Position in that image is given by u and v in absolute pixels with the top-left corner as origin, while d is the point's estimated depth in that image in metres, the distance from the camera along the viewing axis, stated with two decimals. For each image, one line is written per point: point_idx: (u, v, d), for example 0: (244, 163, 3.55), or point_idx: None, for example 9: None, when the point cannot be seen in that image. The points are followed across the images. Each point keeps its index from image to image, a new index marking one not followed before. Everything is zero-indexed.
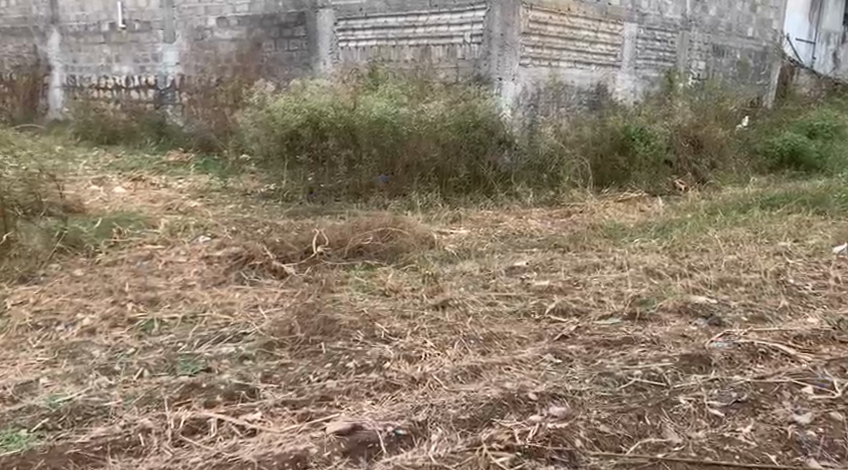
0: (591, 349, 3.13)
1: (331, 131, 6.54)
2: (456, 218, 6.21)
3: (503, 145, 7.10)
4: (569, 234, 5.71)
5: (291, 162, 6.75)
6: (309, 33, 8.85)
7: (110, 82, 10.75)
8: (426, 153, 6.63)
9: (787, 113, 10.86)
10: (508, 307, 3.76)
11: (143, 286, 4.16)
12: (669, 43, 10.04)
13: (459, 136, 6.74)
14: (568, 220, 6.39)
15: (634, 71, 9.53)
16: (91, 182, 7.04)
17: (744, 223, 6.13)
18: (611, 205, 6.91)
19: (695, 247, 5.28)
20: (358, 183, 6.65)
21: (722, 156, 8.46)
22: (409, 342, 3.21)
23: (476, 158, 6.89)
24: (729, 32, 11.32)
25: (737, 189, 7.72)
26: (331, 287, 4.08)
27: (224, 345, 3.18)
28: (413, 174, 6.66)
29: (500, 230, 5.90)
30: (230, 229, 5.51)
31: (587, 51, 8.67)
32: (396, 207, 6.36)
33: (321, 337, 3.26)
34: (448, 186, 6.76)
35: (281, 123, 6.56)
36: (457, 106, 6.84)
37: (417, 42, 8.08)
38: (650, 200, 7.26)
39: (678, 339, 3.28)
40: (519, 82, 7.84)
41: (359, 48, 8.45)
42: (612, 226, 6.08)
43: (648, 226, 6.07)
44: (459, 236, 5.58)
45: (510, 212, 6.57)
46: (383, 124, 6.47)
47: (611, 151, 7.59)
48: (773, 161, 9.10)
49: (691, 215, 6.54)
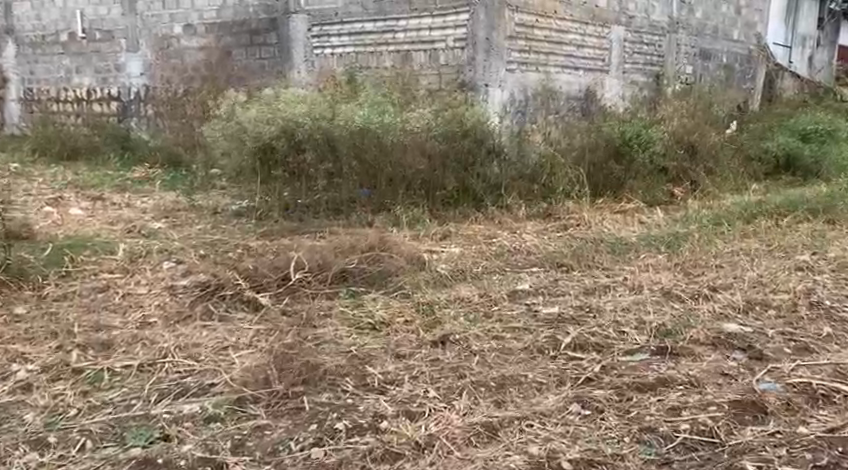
0: (622, 396, 2.67)
1: (309, 143, 6.04)
2: (446, 234, 5.78)
3: (493, 155, 6.59)
4: (568, 250, 5.29)
5: (265, 177, 6.23)
6: (281, 39, 8.33)
7: (71, 95, 10.18)
8: (412, 164, 6.15)
9: (777, 117, 10.53)
10: (518, 342, 3.28)
11: (96, 324, 3.64)
12: (656, 46, 9.67)
13: (445, 145, 6.26)
14: (565, 234, 5.94)
15: (622, 75, 9.13)
16: (47, 202, 6.47)
17: (754, 234, 5.73)
18: (608, 216, 6.48)
19: (709, 263, 4.85)
20: (339, 197, 6.16)
21: (718, 162, 8.07)
22: (408, 391, 2.73)
23: (464, 169, 6.40)
24: (716, 35, 10.98)
25: (737, 197, 7.35)
26: (312, 322, 3.56)
27: (187, 402, 2.69)
28: (397, 187, 6.19)
29: (495, 247, 5.45)
30: (198, 252, 5.00)
31: (575, 56, 8.26)
32: (380, 224, 5.90)
33: (302, 388, 2.76)
34: (434, 200, 6.29)
35: (253, 136, 6.04)
36: (443, 115, 6.37)
37: (397, 47, 7.60)
38: (648, 210, 6.86)
39: (720, 379, 2.82)
40: (506, 89, 7.40)
41: (335, 54, 7.96)
42: (614, 240, 5.65)
43: (652, 240, 5.65)
44: (451, 255, 5.13)
45: (503, 226, 6.12)
46: (365, 134, 5.99)
47: (605, 158, 7.15)
48: (769, 167, 8.76)
49: (695, 226, 6.14)
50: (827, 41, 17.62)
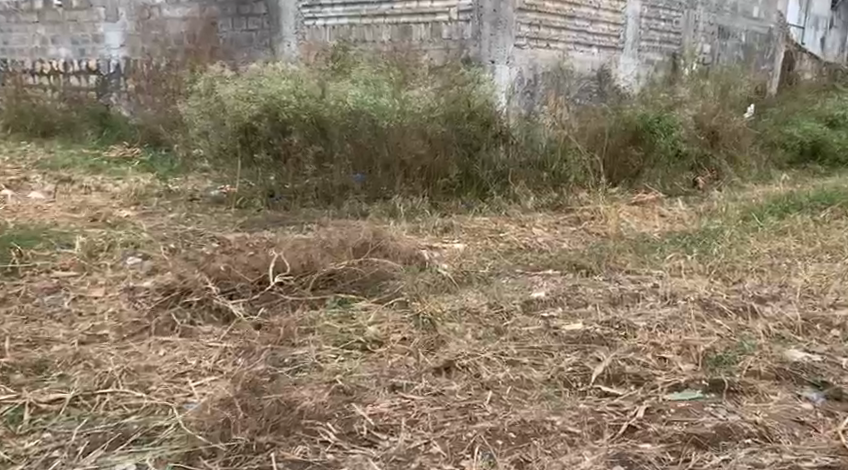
0: (676, 458, 2.12)
1: (295, 124, 5.40)
2: (448, 227, 5.25)
3: (500, 139, 5.99)
4: (585, 249, 4.74)
5: (247, 161, 5.60)
6: (270, 9, 7.67)
7: (46, 68, 9.47)
8: (411, 149, 5.57)
9: (797, 102, 9.95)
10: (540, 371, 2.70)
11: (32, 339, 3.03)
12: (673, 23, 9.10)
13: (448, 129, 5.70)
14: (580, 229, 5.38)
15: (638, 54, 8.51)
16: (6, 186, 5.83)
17: (790, 232, 5.23)
18: (626, 209, 5.93)
19: (748, 267, 4.32)
20: (329, 184, 5.59)
21: (740, 148, 7.55)
22: (407, 444, 2.18)
23: (468, 154, 5.87)
24: (735, 12, 10.51)
25: (763, 190, 6.81)
26: (291, 339, 2.99)
27: (123, 457, 2.12)
28: (395, 172, 5.63)
29: (505, 244, 4.93)
30: (169, 246, 4.40)
31: (587, 32, 7.65)
32: (375, 216, 5.36)
33: (271, 437, 2.19)
34: (435, 188, 5.72)
35: (233, 114, 5.36)
36: (446, 94, 5.79)
37: (394, 19, 6.98)
38: (668, 203, 6.31)
39: (795, 431, 2.29)
40: (514, 66, 6.81)
41: (328, 26, 7.34)
42: (636, 237, 5.10)
43: (678, 236, 5.11)
44: (455, 255, 4.59)
45: (511, 219, 5.56)
46: (360, 115, 5.40)
47: (622, 144, 6.57)
48: (794, 153, 8.31)
49: (722, 221, 5.61)
50: (840, 22, 17.01)
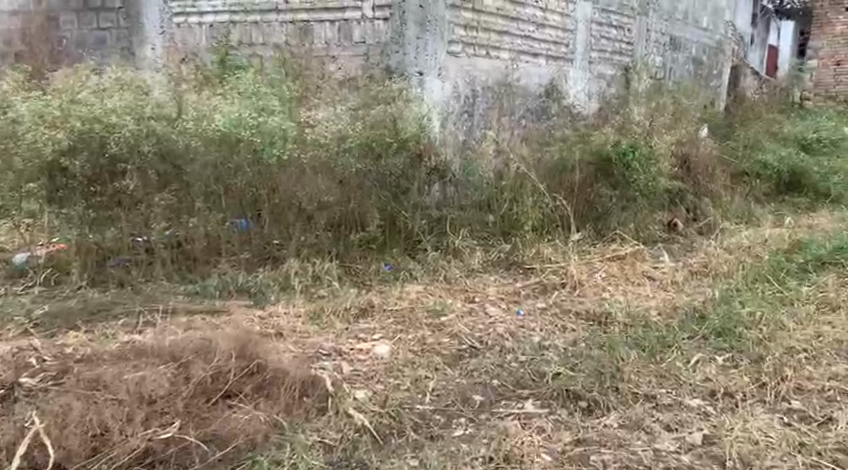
0: None
1: (132, 161, 3.62)
2: (364, 308, 3.61)
3: (434, 177, 4.38)
4: (571, 351, 3.19)
5: (57, 217, 3.68)
6: (126, 3, 5.77)
7: None
8: (313, 194, 3.94)
9: (758, 123, 8.72)
10: None
11: None
12: (626, 32, 7.75)
13: (363, 165, 4.04)
14: (551, 305, 3.84)
15: (589, 67, 7.08)
16: None
17: (832, 310, 3.86)
18: (602, 268, 4.43)
19: (823, 381, 2.86)
20: (193, 241, 3.85)
21: (713, 178, 6.21)
22: None
23: (393, 198, 4.20)
24: (685, 21, 9.34)
25: (758, 236, 5.44)
26: None
27: None
28: (291, 220, 3.97)
29: (450, 338, 3.33)
30: None
31: (534, 38, 6.14)
32: (257, 292, 3.76)
33: None
34: (348, 244, 4.09)
35: (30, 146, 3.49)
36: (363, 115, 4.11)
37: (292, 16, 5.30)
38: (650, 257, 4.84)
39: None
40: (448, 79, 5.22)
41: (203, 26, 5.62)
42: (632, 319, 3.59)
43: (689, 319, 3.62)
44: (375, 370, 2.96)
45: (453, 288, 3.99)
46: (235, 144, 3.72)
47: (586, 182, 5.10)
48: (771, 184, 7.05)
49: (734, 285, 4.18)
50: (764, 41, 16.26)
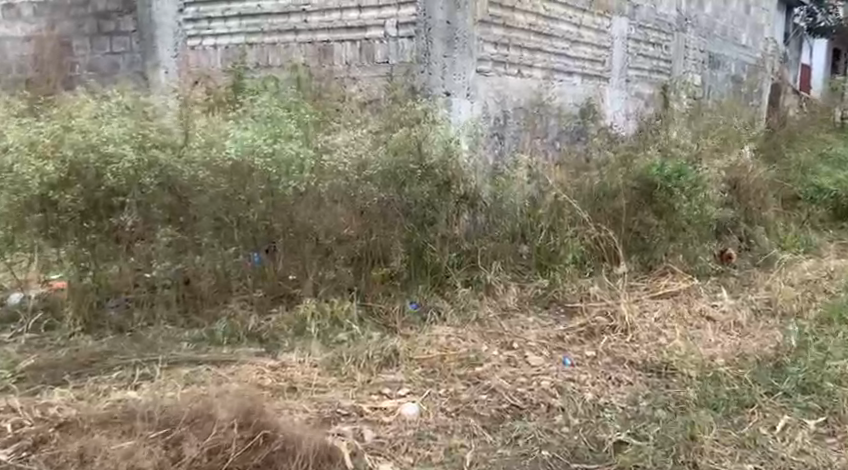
0: None
1: (131, 194, 3.21)
2: (390, 357, 3.17)
3: (465, 206, 3.93)
4: (631, 412, 2.73)
5: (48, 255, 3.29)
6: (139, 26, 5.42)
7: None
8: (331, 227, 3.51)
9: (804, 143, 8.22)
10: None
11: None
12: (664, 48, 7.33)
13: (386, 194, 3.62)
14: (601, 352, 3.39)
15: (626, 85, 6.64)
16: None
17: None
18: (655, 307, 3.97)
19: None
20: (199, 279, 3.45)
21: (765, 203, 5.73)
22: None
23: (419, 227, 3.75)
24: (724, 37, 8.89)
25: (821, 268, 4.95)
26: None
27: None
28: (308, 255, 3.55)
29: (489, 393, 2.89)
30: None
31: (568, 55, 5.71)
32: (268, 340, 3.35)
33: None
34: (369, 281, 3.66)
35: (17, 178, 3.09)
36: (385, 140, 3.71)
37: (311, 37, 4.93)
38: (707, 293, 4.35)
39: None
40: (477, 99, 4.78)
41: (218, 47, 5.26)
42: (696, 369, 3.12)
43: (762, 367, 3.14)
44: (403, 438, 2.52)
45: (488, 332, 3.54)
46: (248, 174, 3.33)
47: (632, 209, 4.60)
48: (825, 209, 6.55)
49: (809, 326, 3.70)
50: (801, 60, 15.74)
